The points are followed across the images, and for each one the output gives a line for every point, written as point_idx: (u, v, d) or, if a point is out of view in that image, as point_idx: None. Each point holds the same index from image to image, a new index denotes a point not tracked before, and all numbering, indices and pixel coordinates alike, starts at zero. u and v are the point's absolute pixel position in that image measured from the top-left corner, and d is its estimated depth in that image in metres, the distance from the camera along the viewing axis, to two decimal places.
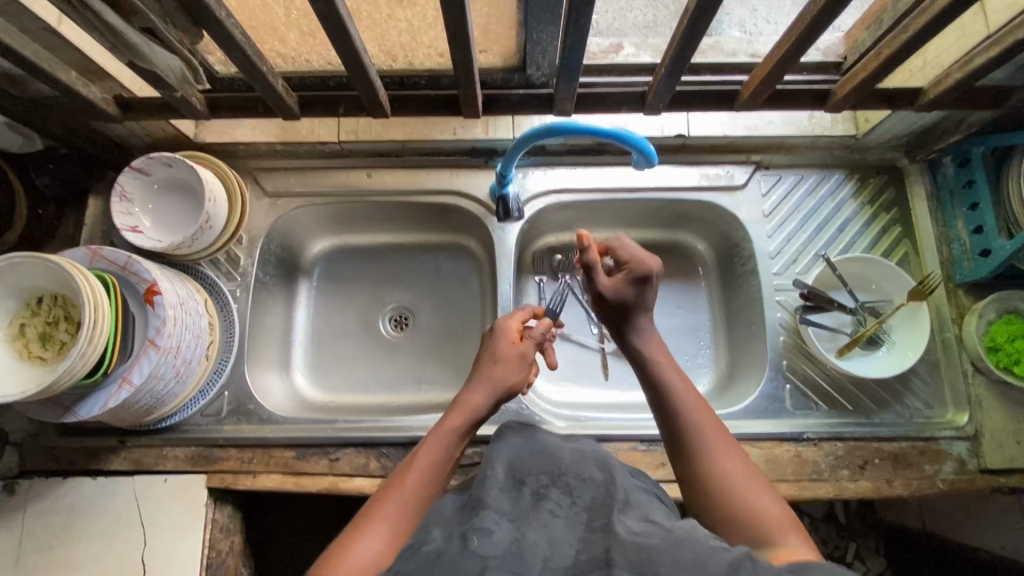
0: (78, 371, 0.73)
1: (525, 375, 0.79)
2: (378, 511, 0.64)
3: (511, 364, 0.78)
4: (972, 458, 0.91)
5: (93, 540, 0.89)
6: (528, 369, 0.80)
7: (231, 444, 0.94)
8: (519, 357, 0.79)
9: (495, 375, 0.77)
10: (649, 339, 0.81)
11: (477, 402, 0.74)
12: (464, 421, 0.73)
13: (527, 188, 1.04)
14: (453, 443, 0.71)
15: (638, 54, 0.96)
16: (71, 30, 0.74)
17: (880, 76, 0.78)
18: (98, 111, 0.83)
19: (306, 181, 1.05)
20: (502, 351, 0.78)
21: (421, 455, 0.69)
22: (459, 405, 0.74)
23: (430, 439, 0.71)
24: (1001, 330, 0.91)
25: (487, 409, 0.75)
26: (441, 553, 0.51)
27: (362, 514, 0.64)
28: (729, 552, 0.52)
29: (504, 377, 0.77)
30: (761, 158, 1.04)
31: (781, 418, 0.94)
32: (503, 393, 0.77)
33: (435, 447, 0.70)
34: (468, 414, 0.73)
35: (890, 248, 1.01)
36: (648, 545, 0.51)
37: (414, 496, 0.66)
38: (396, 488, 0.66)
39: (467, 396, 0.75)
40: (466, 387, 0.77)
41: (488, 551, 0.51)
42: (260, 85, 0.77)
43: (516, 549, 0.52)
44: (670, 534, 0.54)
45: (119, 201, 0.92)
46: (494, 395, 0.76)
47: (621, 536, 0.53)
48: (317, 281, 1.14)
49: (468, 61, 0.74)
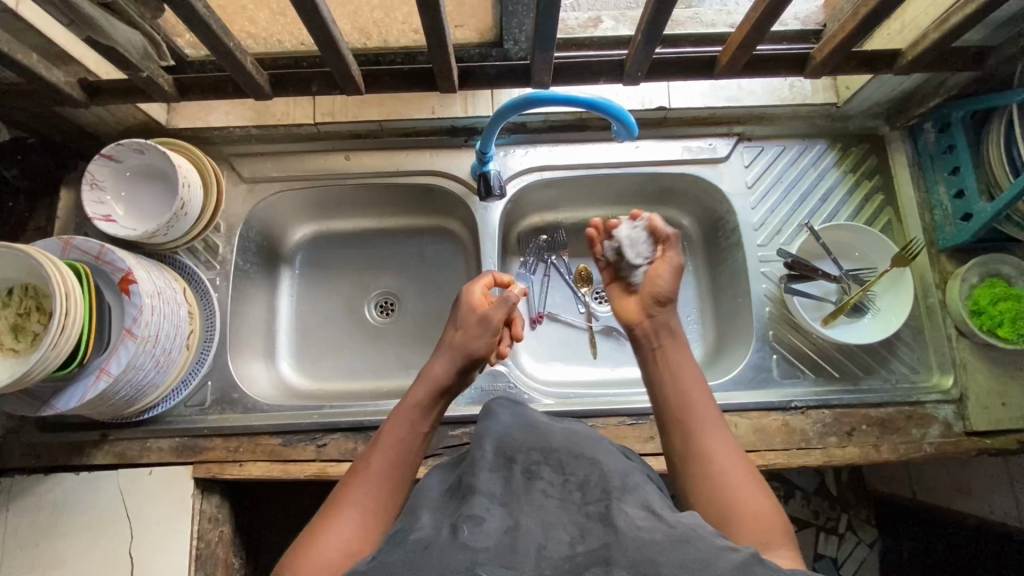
0: (52, 361, 0.71)
1: (490, 339, 0.78)
2: (348, 494, 0.62)
3: (472, 329, 0.78)
4: (958, 420, 0.92)
5: (79, 535, 0.87)
6: (493, 332, 0.78)
7: (216, 433, 0.93)
8: (479, 322, 0.78)
9: (452, 345, 0.77)
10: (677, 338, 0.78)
11: (439, 371, 0.74)
12: (427, 394, 0.72)
13: (509, 166, 1.03)
14: (417, 416, 0.70)
15: (617, 28, 0.95)
16: (31, 10, 0.71)
17: (859, 37, 0.77)
18: (63, 95, 0.81)
19: (284, 166, 1.03)
20: (461, 317, 0.80)
21: (386, 432, 0.68)
22: (421, 378, 0.74)
23: (395, 415, 0.70)
24: (984, 293, 0.91)
25: (451, 377, 0.74)
26: (428, 543, 0.49)
27: (333, 497, 0.62)
28: (736, 553, 0.47)
29: (466, 344, 0.77)
30: (743, 129, 1.04)
31: (768, 388, 0.95)
32: (467, 360, 0.76)
33: (400, 422, 0.69)
34: (430, 384, 0.73)
35: (873, 216, 1.01)
36: (650, 541, 0.48)
37: (382, 475, 0.64)
38: (364, 469, 0.64)
39: (428, 368, 0.75)
40: (429, 362, 0.77)
41: (479, 544, 0.49)
42: (228, 63, 0.75)
43: (510, 538, 0.50)
44: (674, 531, 0.50)
45: (90, 189, 0.90)
46: (455, 363, 0.75)
47: (622, 531, 0.50)
48: (300, 269, 1.12)
49: (441, 34, 0.73)
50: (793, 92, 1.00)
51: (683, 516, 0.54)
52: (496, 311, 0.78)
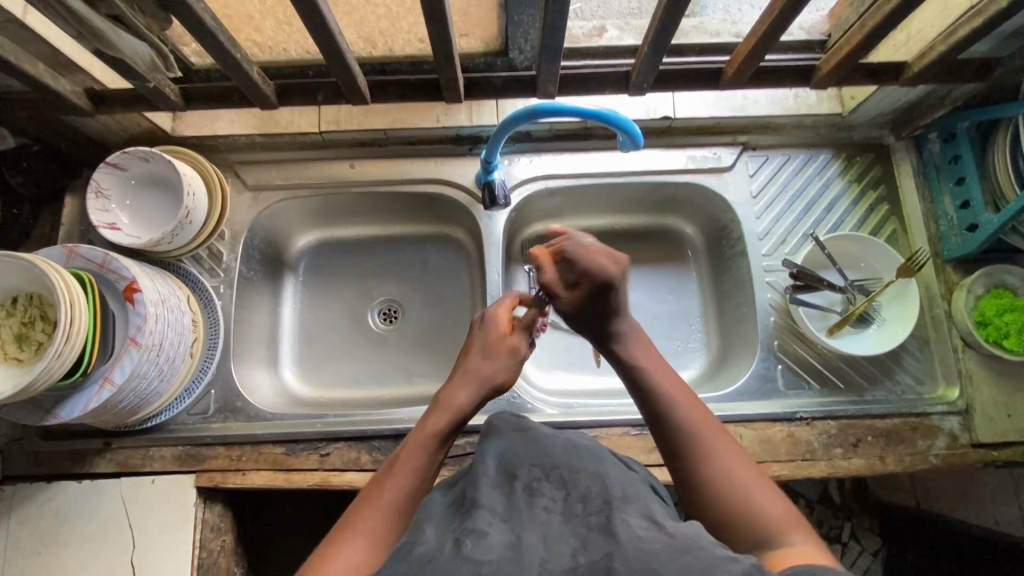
0: (57, 371, 0.71)
1: (513, 370, 0.77)
2: (358, 520, 0.62)
3: (498, 359, 0.76)
4: (964, 432, 0.91)
5: (82, 544, 0.87)
6: (517, 365, 0.77)
7: (219, 442, 0.92)
8: (508, 351, 0.77)
9: (478, 374, 0.75)
10: (630, 341, 0.76)
11: (462, 402, 0.72)
12: (446, 423, 0.71)
13: (512, 175, 1.03)
14: (435, 446, 0.69)
15: (623, 37, 0.93)
16: (38, 20, 0.71)
17: (865, 49, 0.77)
18: (69, 104, 0.81)
19: (288, 174, 1.03)
20: (489, 343, 0.77)
21: (402, 460, 0.67)
22: (441, 405, 0.72)
23: (411, 442, 0.69)
24: (990, 304, 0.90)
25: (471, 408, 0.73)
26: (432, 557, 0.49)
27: (343, 522, 0.62)
28: (735, 563, 0.47)
29: (491, 375, 0.75)
30: (747, 138, 1.04)
31: (773, 398, 0.94)
32: (489, 392, 0.75)
33: (417, 451, 0.68)
34: (452, 414, 0.71)
35: (878, 226, 1.01)
36: (651, 552, 0.48)
37: (393, 504, 0.63)
38: (375, 497, 0.64)
39: (449, 396, 0.73)
40: (449, 386, 0.74)
41: (482, 556, 0.48)
42: (235, 73, 0.75)
43: (512, 553, 0.49)
44: (673, 540, 0.50)
45: (95, 197, 0.90)
46: (479, 394, 0.74)
47: (622, 540, 0.49)
48: (303, 276, 1.12)
49: (448, 46, 0.73)
50: (797, 102, 1.00)
51: (683, 525, 0.53)
52: (523, 343, 0.78)
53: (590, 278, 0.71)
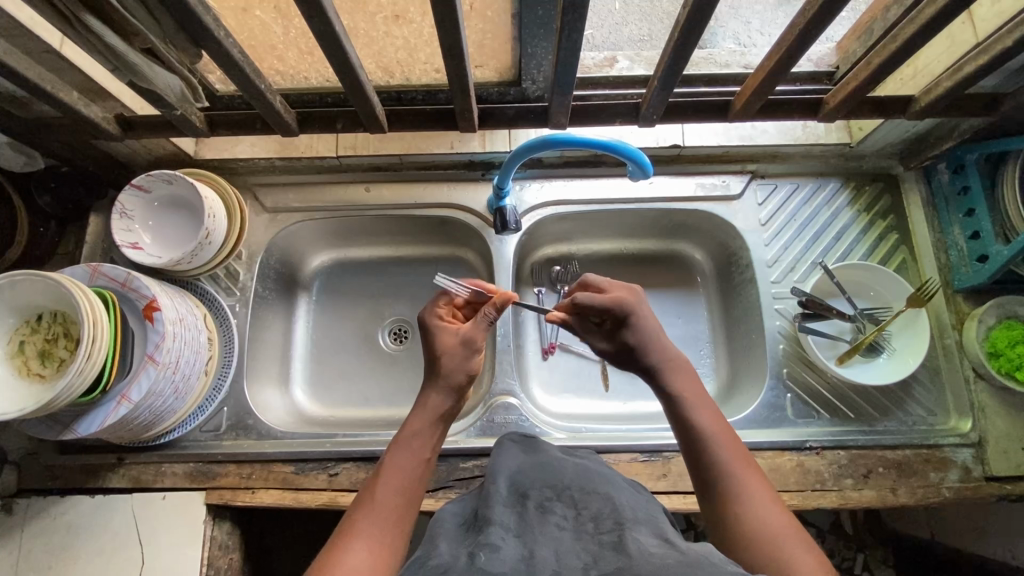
0: (78, 387, 0.72)
1: (470, 360, 0.74)
2: (354, 523, 0.62)
3: (452, 354, 0.74)
4: (977, 465, 0.90)
5: (90, 558, 0.88)
6: (475, 354, 0.74)
7: (229, 460, 0.93)
8: (460, 344, 0.74)
9: (442, 374, 0.73)
10: (677, 370, 0.75)
11: (438, 399, 0.72)
12: (426, 422, 0.70)
13: (524, 201, 1.05)
14: (423, 444, 0.69)
15: (633, 67, 0.97)
16: (74, 51, 0.75)
17: (871, 85, 0.79)
18: (100, 130, 0.84)
19: (304, 197, 1.06)
20: (440, 342, 0.75)
21: (390, 464, 0.67)
22: (423, 405, 0.71)
23: (397, 443, 0.69)
24: (1002, 336, 0.90)
25: (450, 405, 0.72)
26: (448, 567, 0.50)
27: (339, 532, 0.62)
28: None
29: (449, 371, 0.73)
30: (756, 167, 1.05)
31: (782, 427, 0.94)
32: (462, 384, 0.73)
33: (405, 452, 0.68)
34: (431, 413, 0.71)
35: (888, 255, 1.01)
36: (663, 567, 0.47)
37: (388, 506, 0.63)
38: (370, 502, 0.64)
39: (427, 396, 0.72)
40: (423, 388, 0.73)
41: (496, 567, 0.49)
42: (259, 102, 0.78)
43: (525, 565, 0.50)
44: (686, 557, 0.49)
45: (119, 218, 0.92)
46: (453, 389, 0.73)
47: (636, 557, 0.49)
48: (317, 296, 1.14)
49: (463, 77, 0.75)
50: (805, 132, 1.01)
51: (695, 542, 0.53)
52: (478, 330, 0.75)
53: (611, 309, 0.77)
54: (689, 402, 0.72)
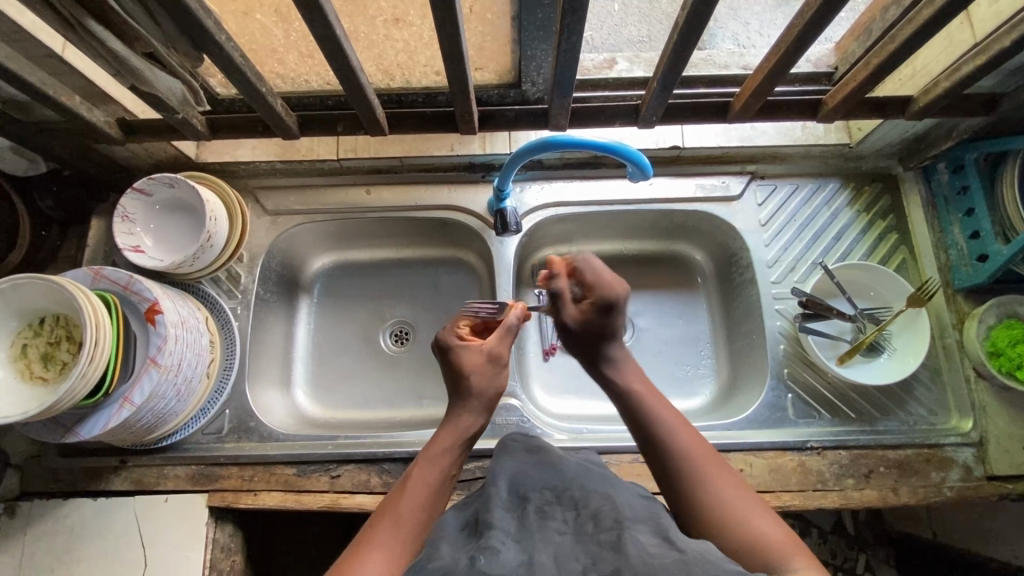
0: (80, 391, 0.73)
1: (499, 377, 0.76)
2: (375, 534, 0.62)
3: (481, 373, 0.74)
4: (978, 464, 0.90)
5: (93, 561, 0.88)
6: (501, 371, 0.76)
7: (231, 462, 0.94)
8: (487, 360, 0.75)
9: (473, 392, 0.73)
10: (624, 368, 0.78)
11: (469, 419, 0.72)
12: (454, 440, 0.71)
13: (524, 202, 1.05)
14: (450, 461, 0.70)
15: (632, 69, 0.97)
16: (76, 55, 0.75)
17: (869, 86, 0.79)
18: (102, 134, 0.85)
19: (305, 199, 1.06)
20: (467, 361, 0.75)
21: (416, 478, 0.67)
22: (452, 423, 0.72)
23: (425, 457, 0.69)
24: (1002, 334, 0.90)
25: (479, 426, 0.73)
26: (450, 570, 0.51)
27: (359, 540, 0.62)
28: None
29: (478, 389, 0.73)
30: (756, 168, 1.05)
31: (783, 427, 0.94)
32: (491, 399, 0.75)
33: (431, 466, 0.68)
34: (460, 432, 0.72)
35: (888, 255, 1.01)
36: (660, 569, 0.48)
37: (411, 519, 0.64)
38: (393, 513, 0.64)
39: (456, 414, 0.73)
40: (453, 406, 0.74)
41: (495, 571, 0.50)
42: (260, 106, 0.79)
43: (526, 569, 0.50)
44: (685, 558, 0.49)
45: (120, 221, 0.93)
46: (484, 406, 0.74)
47: (634, 559, 0.49)
48: (317, 298, 1.14)
49: (463, 79, 0.75)
50: (804, 133, 1.02)
51: (694, 541, 0.53)
52: (502, 347, 0.77)
53: (595, 294, 0.77)
54: (642, 398, 0.73)
